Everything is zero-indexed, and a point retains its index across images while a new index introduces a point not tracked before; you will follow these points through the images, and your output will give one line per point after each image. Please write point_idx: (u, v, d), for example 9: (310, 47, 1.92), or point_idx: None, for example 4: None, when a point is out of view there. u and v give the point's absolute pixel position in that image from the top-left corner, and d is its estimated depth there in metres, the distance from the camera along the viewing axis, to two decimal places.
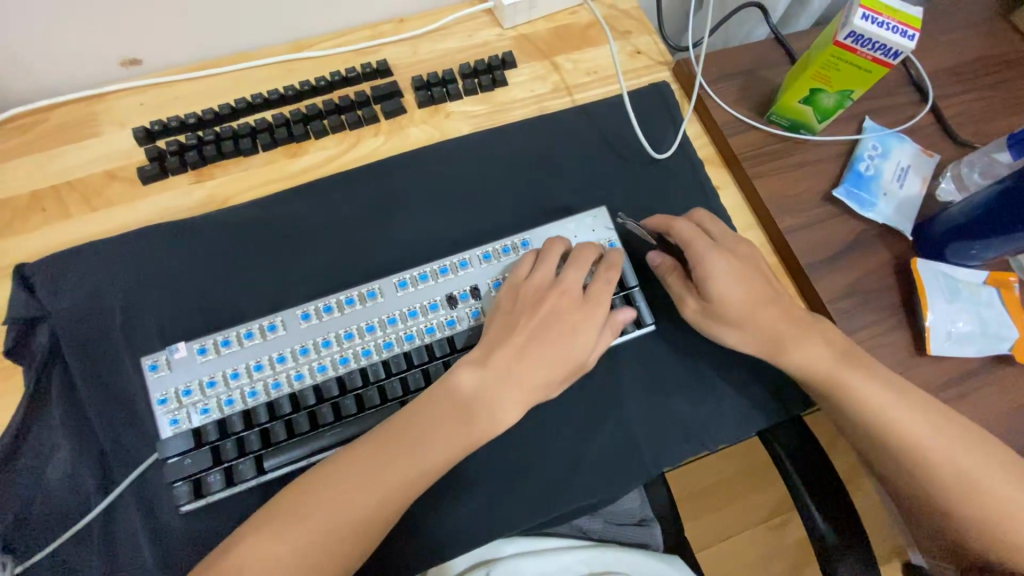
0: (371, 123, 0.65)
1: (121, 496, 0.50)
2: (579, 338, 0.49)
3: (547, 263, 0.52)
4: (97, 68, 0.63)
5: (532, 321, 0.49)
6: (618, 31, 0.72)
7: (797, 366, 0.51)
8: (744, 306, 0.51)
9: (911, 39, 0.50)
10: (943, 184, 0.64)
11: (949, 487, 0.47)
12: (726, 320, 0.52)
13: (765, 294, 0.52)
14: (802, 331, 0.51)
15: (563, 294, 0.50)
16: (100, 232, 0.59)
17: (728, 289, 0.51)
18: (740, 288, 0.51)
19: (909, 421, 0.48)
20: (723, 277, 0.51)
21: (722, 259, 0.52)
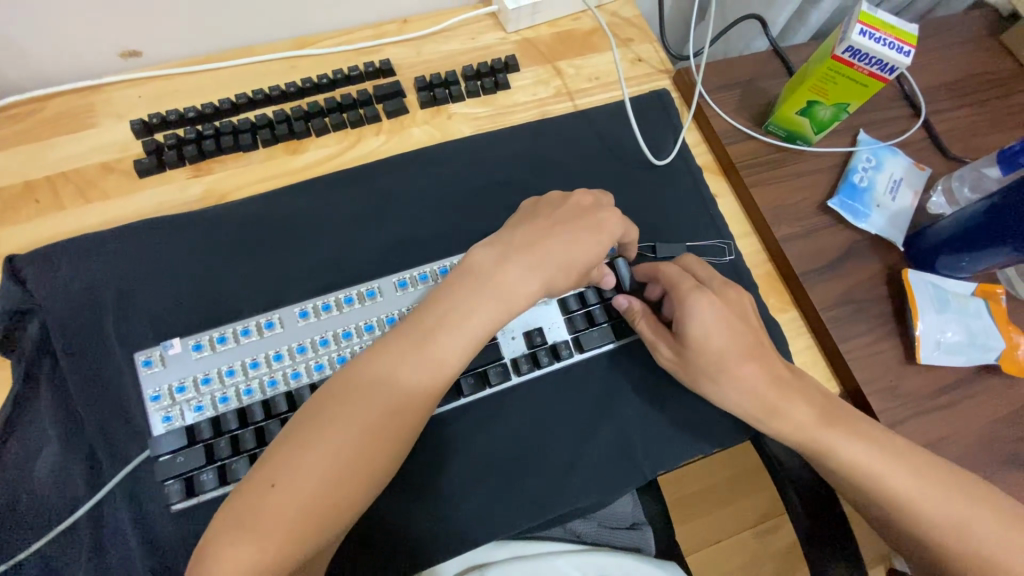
0: (373, 122, 0.65)
1: (110, 494, 0.49)
2: (598, 236, 0.49)
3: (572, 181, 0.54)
4: (95, 59, 0.62)
5: (558, 212, 0.50)
6: (620, 38, 0.73)
7: (783, 428, 0.50)
8: (729, 355, 0.50)
9: (906, 55, 0.52)
10: (934, 197, 0.65)
11: (940, 539, 0.46)
12: (712, 370, 0.50)
13: (750, 344, 0.51)
14: (785, 388, 0.50)
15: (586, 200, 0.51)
16: (94, 225, 0.58)
17: (709, 335, 0.50)
18: (724, 336, 0.50)
19: (894, 475, 0.47)
20: (707, 322, 0.50)
21: (707, 302, 0.51)
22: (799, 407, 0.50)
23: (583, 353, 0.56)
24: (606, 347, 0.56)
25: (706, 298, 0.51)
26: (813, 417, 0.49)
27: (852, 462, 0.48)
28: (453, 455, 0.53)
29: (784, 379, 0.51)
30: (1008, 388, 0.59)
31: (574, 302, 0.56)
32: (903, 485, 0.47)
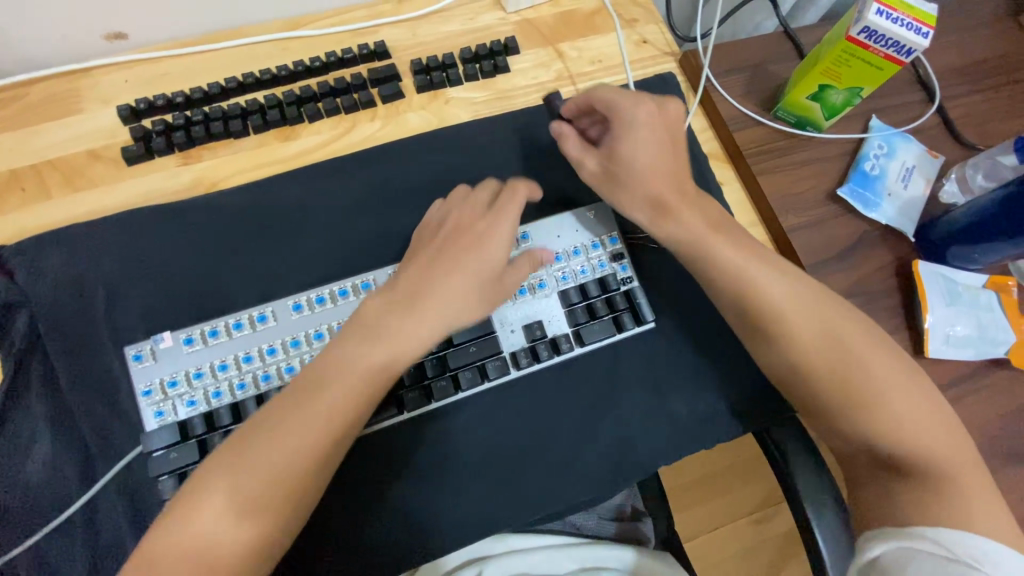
0: (368, 107, 0.63)
1: (105, 490, 0.49)
2: (481, 249, 0.49)
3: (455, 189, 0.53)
4: (80, 41, 0.60)
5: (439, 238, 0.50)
6: (625, 18, 0.70)
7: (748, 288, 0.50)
8: (654, 175, 0.51)
9: (924, 37, 0.50)
10: (947, 186, 0.63)
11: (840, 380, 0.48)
12: (638, 182, 0.52)
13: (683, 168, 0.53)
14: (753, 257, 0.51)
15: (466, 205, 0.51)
16: (82, 215, 0.57)
17: (637, 148, 0.51)
18: (656, 151, 0.52)
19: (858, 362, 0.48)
20: (639, 140, 0.51)
21: (644, 113, 0.52)
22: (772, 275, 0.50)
23: (583, 347, 0.54)
24: (607, 341, 0.55)
25: (651, 110, 0.52)
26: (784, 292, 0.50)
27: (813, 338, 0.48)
28: (449, 450, 0.52)
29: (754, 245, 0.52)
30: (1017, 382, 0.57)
31: (575, 294, 0.54)
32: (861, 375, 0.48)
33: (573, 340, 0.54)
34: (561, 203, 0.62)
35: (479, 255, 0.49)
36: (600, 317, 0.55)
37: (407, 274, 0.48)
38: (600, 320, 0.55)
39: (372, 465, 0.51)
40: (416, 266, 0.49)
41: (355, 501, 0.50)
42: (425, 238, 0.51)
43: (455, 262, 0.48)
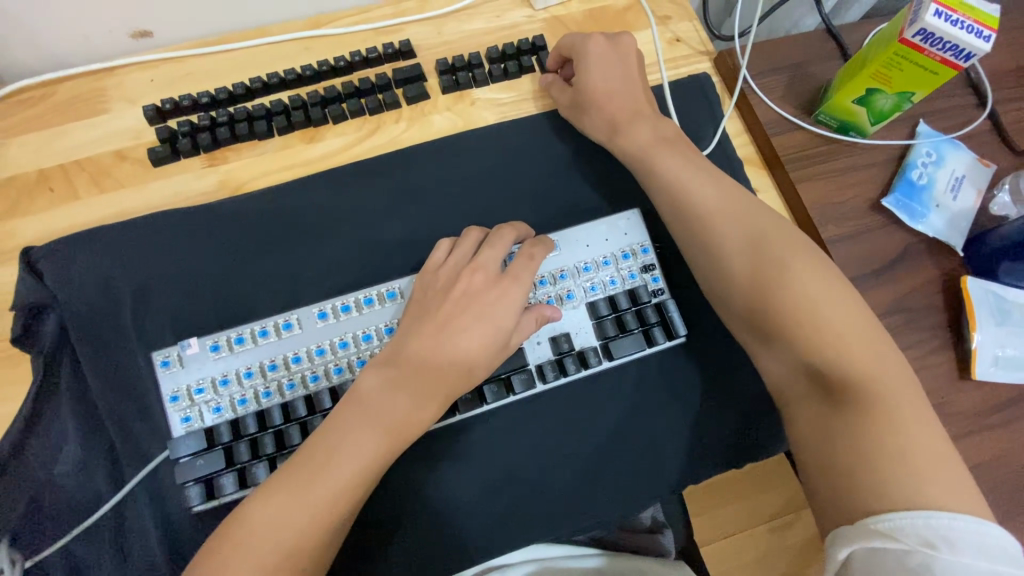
0: (392, 108, 0.62)
1: (131, 493, 0.49)
2: (492, 319, 0.47)
3: (462, 247, 0.51)
4: (107, 40, 0.59)
5: (446, 303, 0.48)
6: (657, 15, 0.67)
7: (727, 235, 0.50)
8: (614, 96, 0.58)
9: (986, 40, 0.46)
10: (998, 196, 0.60)
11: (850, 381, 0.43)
12: (598, 105, 0.58)
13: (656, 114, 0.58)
14: (731, 211, 0.51)
15: (476, 273, 0.49)
16: (109, 216, 0.57)
17: (599, 69, 0.58)
18: (614, 76, 0.58)
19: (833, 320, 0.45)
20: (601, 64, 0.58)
21: (598, 52, 0.59)
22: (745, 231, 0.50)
23: (611, 361, 0.53)
24: (636, 355, 0.53)
25: (600, 43, 0.59)
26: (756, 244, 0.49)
27: (782, 286, 0.47)
28: (471, 463, 0.51)
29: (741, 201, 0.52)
30: None
31: (604, 306, 0.53)
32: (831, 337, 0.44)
33: (601, 354, 0.53)
34: (589, 208, 0.60)
35: (506, 310, 0.48)
36: (629, 330, 0.53)
37: (412, 349, 0.46)
38: (629, 334, 0.53)
39: (396, 474, 0.50)
40: (435, 335, 0.47)
41: (378, 511, 0.50)
42: (427, 302, 0.48)
43: (463, 330, 0.47)
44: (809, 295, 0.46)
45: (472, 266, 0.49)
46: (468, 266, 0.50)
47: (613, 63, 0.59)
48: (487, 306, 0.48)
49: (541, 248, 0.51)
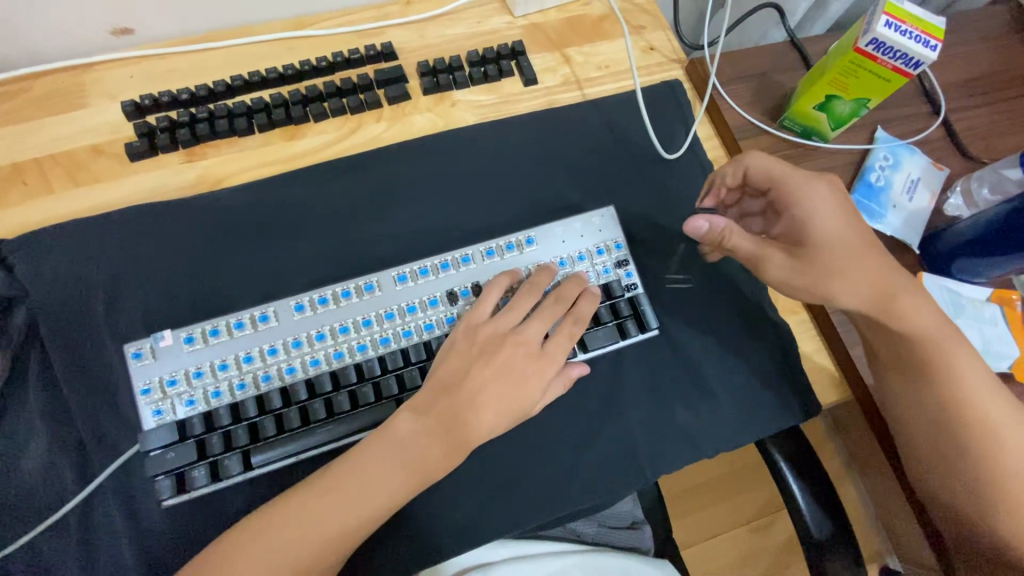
0: (374, 108, 0.63)
1: (99, 489, 0.48)
2: (526, 393, 0.47)
3: (516, 309, 0.49)
4: (87, 36, 0.59)
5: (489, 367, 0.47)
6: (632, 25, 0.70)
7: (955, 363, 0.48)
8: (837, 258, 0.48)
9: (933, 49, 0.49)
10: (951, 198, 0.63)
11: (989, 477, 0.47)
12: (839, 271, 0.48)
13: (874, 249, 0.49)
14: (952, 339, 0.49)
15: (520, 345, 0.48)
16: (84, 210, 0.56)
17: (824, 234, 0.49)
18: (848, 226, 0.49)
19: (999, 426, 0.47)
20: (833, 222, 0.49)
21: (829, 194, 0.50)
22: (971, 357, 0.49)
23: (586, 353, 0.54)
24: (610, 347, 0.55)
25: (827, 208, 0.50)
26: (977, 373, 0.48)
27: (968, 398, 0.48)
28: None
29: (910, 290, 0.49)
30: None
31: None
32: (1011, 443, 0.47)
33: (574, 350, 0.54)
34: (566, 207, 0.62)
35: (537, 387, 0.48)
36: (604, 324, 0.54)
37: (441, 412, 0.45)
38: (604, 327, 0.54)
39: None
40: (464, 411, 0.45)
41: None
42: (467, 360, 0.47)
43: (490, 408, 0.46)
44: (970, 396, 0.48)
45: (514, 340, 0.48)
46: (510, 336, 0.48)
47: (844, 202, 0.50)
48: (521, 387, 0.47)
49: (580, 326, 0.51)
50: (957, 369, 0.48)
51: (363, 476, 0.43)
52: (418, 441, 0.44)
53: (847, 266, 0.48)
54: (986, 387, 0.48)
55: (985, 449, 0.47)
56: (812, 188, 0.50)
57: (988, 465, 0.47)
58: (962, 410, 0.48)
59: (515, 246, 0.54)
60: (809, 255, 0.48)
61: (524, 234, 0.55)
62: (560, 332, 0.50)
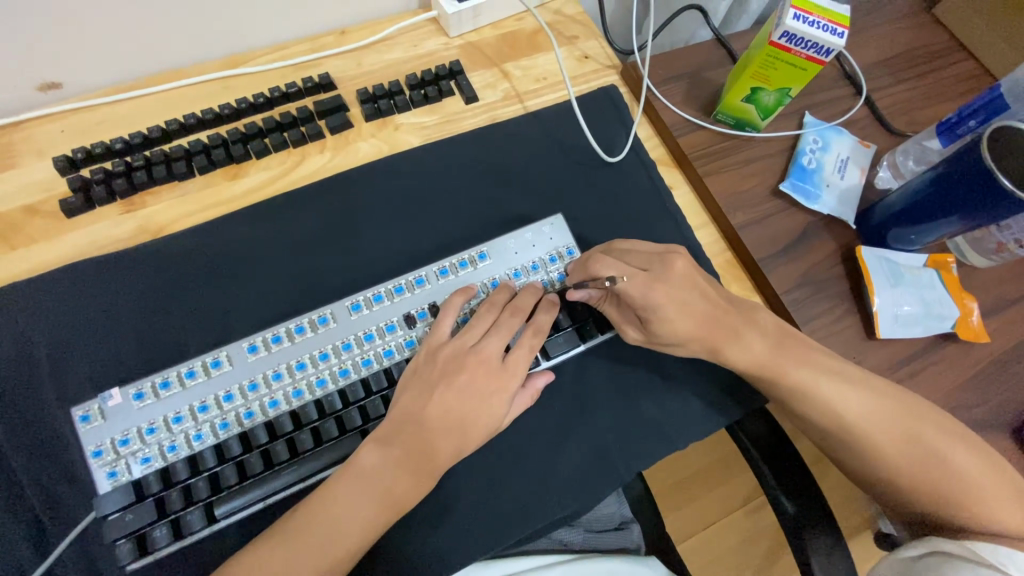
0: (316, 139, 0.63)
1: (58, 562, 0.46)
2: (490, 409, 0.47)
3: (475, 328, 0.49)
4: (11, 95, 0.58)
5: (460, 379, 0.47)
6: (565, 36, 0.72)
7: (800, 387, 0.51)
8: (684, 338, 0.50)
9: (841, 36, 0.52)
10: (881, 172, 0.67)
11: (873, 444, 0.50)
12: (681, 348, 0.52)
13: (713, 319, 0.51)
14: (786, 361, 0.51)
15: (478, 363, 0.47)
16: (22, 273, 0.54)
17: (668, 324, 0.49)
18: (688, 312, 0.50)
19: (867, 417, 0.50)
20: (670, 317, 0.49)
21: (662, 293, 0.49)
22: (808, 366, 0.51)
23: (550, 360, 0.55)
24: (573, 352, 0.55)
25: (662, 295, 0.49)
26: (838, 384, 0.51)
27: (810, 397, 0.51)
28: None
29: (733, 322, 0.51)
30: (965, 352, 0.60)
31: None
32: (891, 431, 0.50)
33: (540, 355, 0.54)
34: (518, 218, 0.62)
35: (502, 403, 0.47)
36: (565, 330, 0.55)
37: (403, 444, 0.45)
38: (566, 333, 0.55)
39: None
40: (434, 436, 0.45)
41: None
42: (427, 382, 0.47)
43: (452, 430, 0.46)
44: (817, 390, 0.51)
45: (476, 356, 0.48)
46: (473, 351, 0.48)
47: (680, 286, 0.50)
48: (482, 409, 0.46)
49: (540, 338, 0.50)
50: (793, 382, 0.51)
51: (336, 512, 0.42)
52: (388, 469, 0.44)
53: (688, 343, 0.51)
54: (849, 394, 0.50)
55: (858, 426, 0.50)
56: (645, 290, 0.48)
57: (867, 436, 0.50)
58: (834, 422, 0.51)
59: (469, 262, 0.54)
60: (657, 339, 0.51)
61: (476, 249, 0.55)
62: (520, 346, 0.49)
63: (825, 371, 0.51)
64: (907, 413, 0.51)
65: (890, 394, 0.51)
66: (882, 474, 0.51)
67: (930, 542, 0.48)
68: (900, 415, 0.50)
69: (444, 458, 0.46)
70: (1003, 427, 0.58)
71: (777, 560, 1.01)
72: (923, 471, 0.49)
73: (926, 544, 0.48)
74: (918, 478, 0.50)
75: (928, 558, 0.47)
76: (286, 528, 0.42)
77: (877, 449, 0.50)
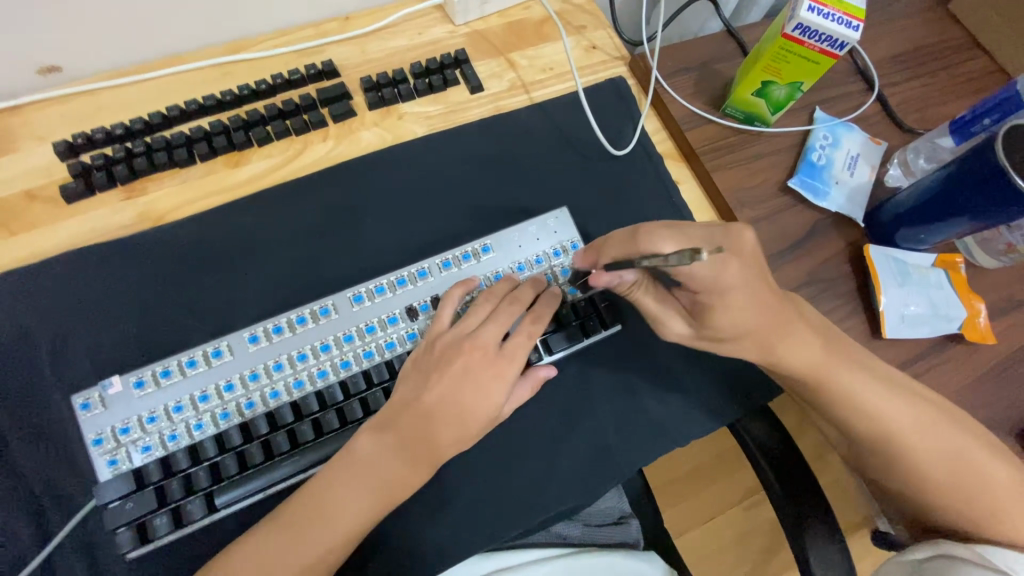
0: (319, 128, 0.62)
1: (59, 549, 0.46)
2: (485, 397, 0.45)
3: (472, 316, 0.48)
4: (10, 78, 0.57)
5: (454, 366, 0.45)
6: (573, 25, 0.71)
7: (844, 389, 0.48)
8: (743, 330, 0.44)
9: (856, 30, 0.51)
10: (890, 170, 0.66)
11: (908, 451, 0.48)
12: (736, 343, 0.45)
13: (775, 306, 0.44)
14: (834, 363, 0.48)
15: (474, 351, 0.46)
16: (21, 259, 0.54)
17: (729, 316, 0.43)
18: (754, 302, 0.43)
19: (904, 424, 0.48)
20: (739, 304, 0.42)
21: (735, 273, 0.41)
22: (855, 368, 0.48)
23: (552, 355, 0.54)
24: (575, 347, 0.55)
25: (731, 276, 0.41)
26: (861, 380, 0.49)
27: (852, 400, 0.48)
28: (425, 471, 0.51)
29: (792, 321, 0.46)
30: (971, 353, 0.60)
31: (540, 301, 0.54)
32: (929, 437, 0.48)
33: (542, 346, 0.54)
34: (522, 211, 0.62)
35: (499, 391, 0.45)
36: (568, 325, 0.55)
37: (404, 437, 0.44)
38: (568, 328, 0.55)
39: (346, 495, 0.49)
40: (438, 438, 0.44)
41: None
42: (425, 372, 0.46)
43: (447, 418, 0.44)
44: (859, 393, 0.48)
45: (481, 349, 0.46)
46: (478, 343, 0.46)
47: (747, 268, 0.42)
48: (494, 400, 0.45)
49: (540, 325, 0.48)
50: (836, 384, 0.48)
51: (337, 502, 0.42)
52: (388, 461, 0.44)
53: (750, 335, 0.44)
54: (888, 399, 0.48)
55: (897, 431, 0.48)
56: (716, 274, 0.40)
57: (903, 442, 0.48)
58: (873, 426, 0.49)
59: (472, 255, 0.54)
60: (711, 330, 0.44)
61: (479, 242, 0.55)
62: (518, 333, 0.47)
63: (867, 375, 0.49)
64: (941, 419, 0.49)
65: (922, 400, 0.50)
66: (911, 480, 0.49)
67: (934, 545, 0.48)
68: (933, 421, 0.49)
69: (445, 452, 0.45)
70: (1007, 429, 0.57)
71: (774, 556, 1.02)
72: (952, 480, 0.48)
73: (931, 547, 0.48)
74: (948, 487, 0.48)
75: (934, 562, 0.47)
76: (286, 518, 0.42)
77: (909, 456, 0.49)
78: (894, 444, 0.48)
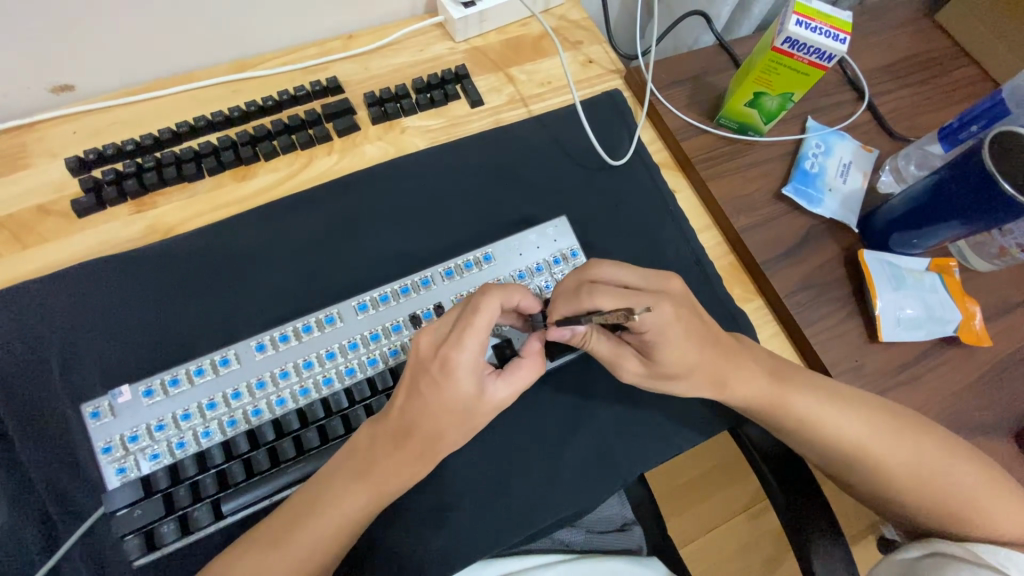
0: (324, 142, 0.63)
1: (67, 557, 0.46)
2: (463, 405, 0.41)
3: (450, 320, 0.43)
4: (24, 97, 0.59)
5: (432, 372, 0.41)
6: (570, 41, 0.73)
7: (803, 411, 0.50)
8: (688, 364, 0.47)
9: (843, 42, 0.52)
10: (883, 176, 0.67)
11: (873, 459, 0.50)
12: (681, 380, 0.48)
13: (712, 339, 0.48)
14: (784, 390, 0.51)
15: (450, 357, 0.40)
16: (33, 272, 0.55)
17: (669, 354, 0.46)
18: (689, 342, 0.46)
19: (866, 436, 0.50)
20: (676, 342, 0.45)
21: (669, 313, 0.44)
22: (807, 391, 0.51)
23: (554, 361, 0.55)
24: (577, 352, 0.56)
25: (664, 317, 0.44)
26: (816, 402, 0.51)
27: (809, 424, 0.50)
28: (429, 478, 0.52)
29: (734, 347, 0.50)
30: (968, 356, 0.60)
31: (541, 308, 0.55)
32: (891, 446, 0.50)
33: (494, 354, 0.52)
34: (522, 221, 0.63)
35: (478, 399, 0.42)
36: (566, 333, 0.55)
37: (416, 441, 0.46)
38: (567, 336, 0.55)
39: None
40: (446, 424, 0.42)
41: None
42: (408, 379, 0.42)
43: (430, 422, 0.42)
44: (816, 414, 0.50)
45: (441, 361, 0.41)
46: (435, 355, 0.41)
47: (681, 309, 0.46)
48: (478, 395, 0.42)
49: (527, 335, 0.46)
50: (794, 410, 0.50)
51: (342, 507, 0.43)
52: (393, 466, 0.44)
53: (692, 370, 0.47)
54: (843, 415, 0.51)
55: (857, 445, 0.50)
56: (651, 316, 0.44)
57: (865, 454, 0.50)
58: (836, 442, 0.51)
59: (474, 264, 0.55)
60: (659, 366, 0.47)
61: (481, 251, 0.56)
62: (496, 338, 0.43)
63: (824, 395, 0.51)
64: (905, 428, 0.51)
65: (886, 411, 0.52)
66: (883, 486, 0.51)
67: (929, 543, 0.49)
68: (898, 430, 0.51)
69: None
70: (1005, 431, 0.58)
71: (781, 564, 1.01)
72: (922, 484, 0.50)
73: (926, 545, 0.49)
74: (916, 490, 0.50)
75: (929, 560, 0.48)
76: (292, 526, 0.42)
77: (877, 464, 0.50)
78: (857, 455, 0.51)
